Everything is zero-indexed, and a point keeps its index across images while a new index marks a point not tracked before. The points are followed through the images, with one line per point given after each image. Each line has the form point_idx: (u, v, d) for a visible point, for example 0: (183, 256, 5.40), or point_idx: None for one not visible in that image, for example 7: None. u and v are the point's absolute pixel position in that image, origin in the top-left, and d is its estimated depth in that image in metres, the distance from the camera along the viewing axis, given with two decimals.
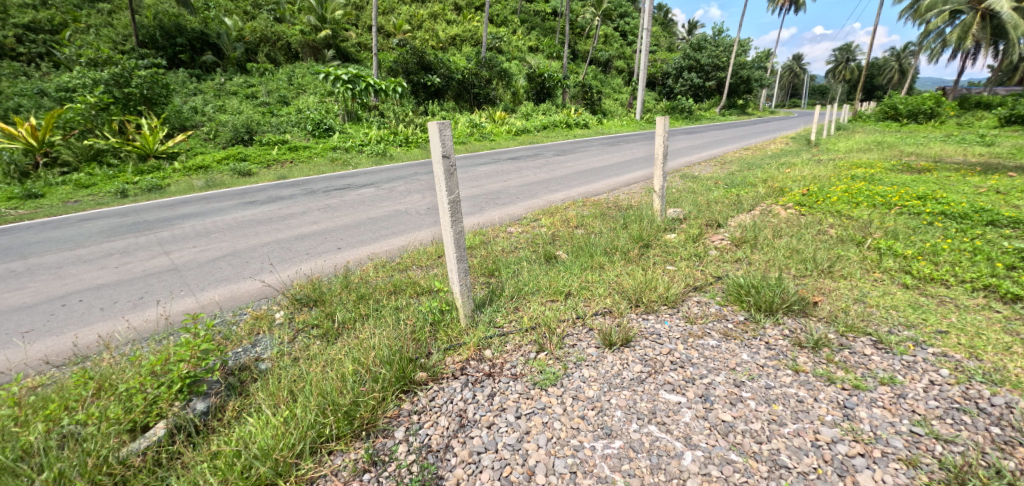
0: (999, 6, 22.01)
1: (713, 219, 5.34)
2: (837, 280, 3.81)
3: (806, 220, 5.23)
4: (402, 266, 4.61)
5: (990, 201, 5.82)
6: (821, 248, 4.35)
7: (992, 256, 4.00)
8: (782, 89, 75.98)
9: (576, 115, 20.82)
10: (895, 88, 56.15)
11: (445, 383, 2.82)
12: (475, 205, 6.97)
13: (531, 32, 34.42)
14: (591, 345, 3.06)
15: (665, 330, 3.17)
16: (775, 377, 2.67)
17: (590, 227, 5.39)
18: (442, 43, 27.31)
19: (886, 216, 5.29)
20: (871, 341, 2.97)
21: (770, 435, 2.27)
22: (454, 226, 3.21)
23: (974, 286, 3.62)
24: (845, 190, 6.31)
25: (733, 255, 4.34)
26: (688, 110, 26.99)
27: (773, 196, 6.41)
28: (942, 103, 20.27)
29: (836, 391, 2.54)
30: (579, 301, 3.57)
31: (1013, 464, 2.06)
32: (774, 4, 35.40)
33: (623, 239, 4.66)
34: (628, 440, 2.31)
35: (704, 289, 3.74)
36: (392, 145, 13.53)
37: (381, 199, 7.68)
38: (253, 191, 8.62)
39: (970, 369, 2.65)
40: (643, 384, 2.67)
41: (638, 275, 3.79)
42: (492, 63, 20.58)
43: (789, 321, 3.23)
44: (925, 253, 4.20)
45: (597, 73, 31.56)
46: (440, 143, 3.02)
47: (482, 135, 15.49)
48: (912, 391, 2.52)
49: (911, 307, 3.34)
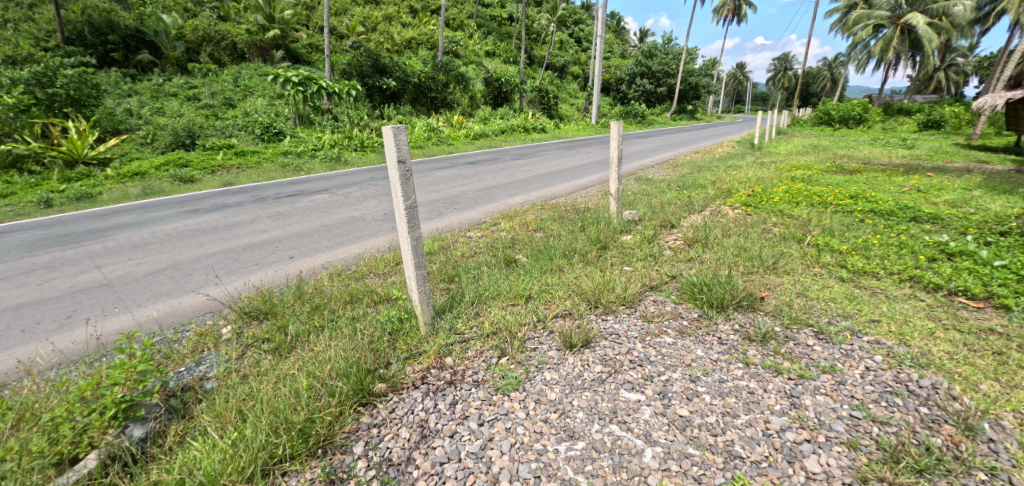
0: (916, 22, 23.90)
1: (667, 220, 5.51)
2: (781, 276, 4.02)
3: (752, 220, 5.48)
4: (359, 274, 4.48)
5: (912, 199, 6.35)
6: (766, 245, 4.57)
7: (916, 249, 4.38)
8: (727, 95, 80.00)
9: (534, 119, 21.03)
10: (828, 95, 60.27)
11: (405, 393, 2.76)
12: (433, 210, 6.88)
13: (488, 36, 34.53)
14: (553, 347, 3.08)
15: (624, 329, 3.24)
16: (728, 371, 2.78)
17: (549, 230, 5.44)
18: (397, 46, 26.89)
19: (823, 214, 5.65)
20: (813, 332, 3.15)
21: (725, 427, 2.36)
22: (411, 232, 3.17)
23: (901, 276, 3.94)
24: (786, 191, 6.69)
25: (686, 254, 4.50)
26: (640, 115, 27.85)
27: (721, 197, 6.69)
28: (868, 109, 21.94)
29: (783, 381, 2.67)
30: (539, 304, 3.58)
31: (939, 441, 2.25)
32: (718, 15, 37.25)
33: (581, 241, 4.74)
34: (591, 440, 2.33)
35: (660, 288, 3.84)
36: (347, 149, 13.18)
37: (336, 206, 7.46)
38: (196, 199, 8.17)
39: (900, 354, 2.87)
40: (604, 383, 2.71)
41: (596, 276, 3.85)
42: (448, 67, 20.43)
43: (738, 316, 3.36)
44: (858, 248, 4.51)
45: (554, 79, 32.04)
46: (395, 147, 2.97)
47: (440, 139, 15.38)
48: (850, 377, 2.69)
49: (847, 299, 3.58)
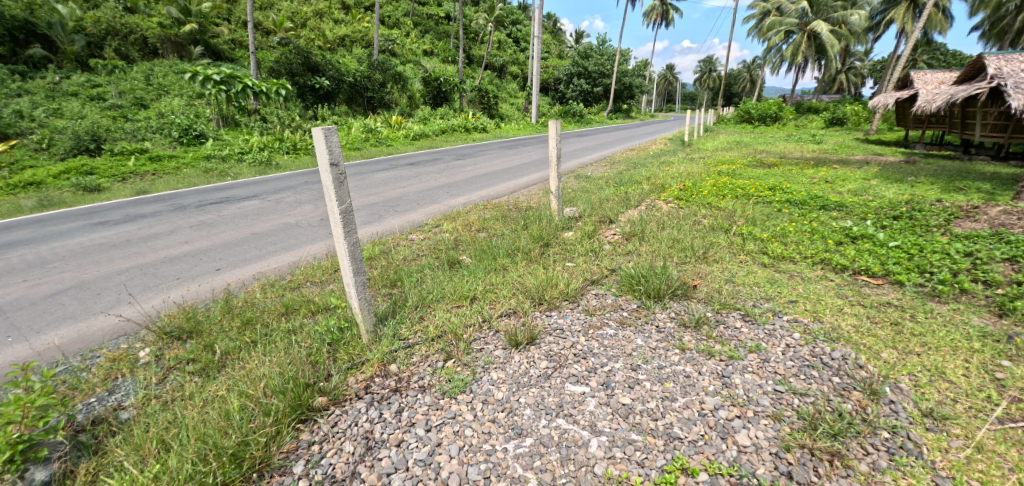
0: (821, 29, 26.09)
1: (606, 216, 5.70)
2: (711, 264, 4.28)
3: (684, 213, 5.78)
4: (294, 284, 4.26)
5: (822, 189, 6.98)
6: (697, 236, 4.84)
7: (825, 234, 4.83)
8: (659, 95, 83.92)
9: (474, 119, 20.95)
10: (748, 95, 64.86)
11: (348, 405, 2.65)
12: (372, 213, 6.67)
13: (425, 34, 33.98)
14: (498, 347, 3.09)
15: (568, 324, 3.31)
16: (666, 357, 2.91)
17: (492, 230, 5.45)
18: (329, 44, 25.77)
19: (746, 205, 6.08)
20: (740, 314, 3.38)
21: (664, 411, 2.47)
22: (348, 237, 3.05)
23: (814, 259, 4.32)
24: (713, 184, 7.13)
25: (624, 248, 4.67)
26: (578, 114, 28.54)
27: (655, 192, 7.00)
28: (782, 108, 23.87)
29: (715, 363, 2.84)
30: (484, 304, 3.58)
31: (849, 406, 2.49)
32: (648, 19, 38.94)
33: (524, 239, 4.79)
34: (538, 436, 2.36)
35: (601, 281, 3.97)
36: (278, 152, 12.47)
37: (267, 212, 7.04)
38: (104, 210, 7.39)
39: (815, 330, 3.15)
40: (550, 379, 2.75)
41: (539, 274, 3.91)
42: (385, 66, 19.88)
43: (674, 304, 3.54)
44: (777, 236, 4.90)
45: (493, 78, 32.10)
46: (327, 150, 2.85)
47: (378, 141, 14.95)
48: (774, 354, 2.91)
49: (768, 282, 3.87)
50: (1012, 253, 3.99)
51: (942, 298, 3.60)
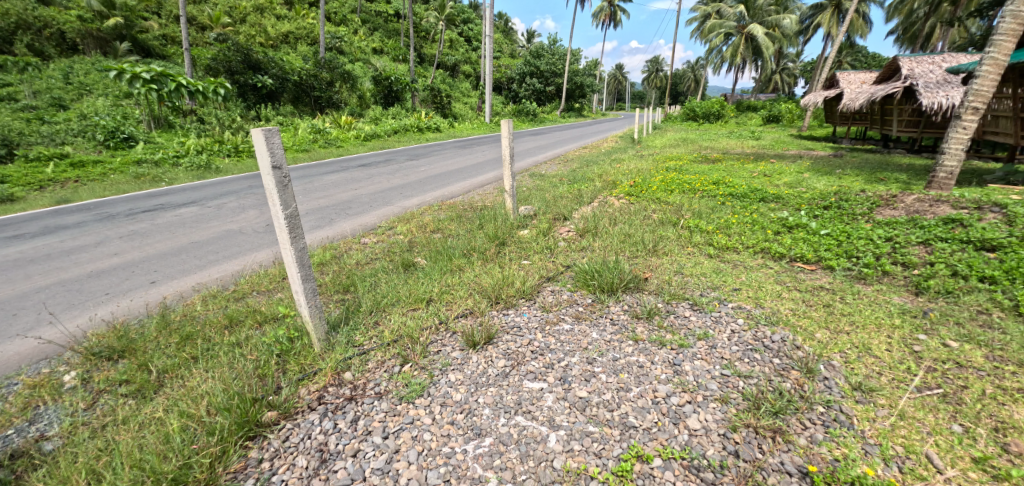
0: (757, 32, 27.50)
1: (560, 213, 5.78)
2: (661, 257, 4.44)
3: (635, 208, 5.96)
4: (239, 294, 4.04)
5: (761, 182, 7.39)
6: (648, 231, 5.00)
7: (764, 225, 5.12)
8: (609, 94, 86.01)
9: (428, 118, 20.66)
10: (692, 94, 67.68)
11: (300, 417, 2.55)
12: (322, 217, 6.43)
13: (373, 32, 33.15)
14: (456, 348, 3.06)
15: (525, 321, 3.34)
16: (620, 349, 3.00)
17: (447, 231, 5.41)
18: (272, 40, 24.62)
19: (692, 199, 6.34)
20: (689, 304, 3.52)
21: (620, 401, 2.54)
22: (294, 243, 2.93)
23: (755, 249, 4.57)
24: (662, 180, 7.39)
25: (578, 244, 4.76)
26: (531, 113, 28.75)
27: (607, 189, 7.17)
28: (724, 106, 25.07)
29: (666, 352, 2.95)
30: (441, 306, 3.55)
31: (788, 385, 2.65)
32: (596, 19, 39.78)
33: (479, 239, 4.78)
34: (498, 434, 2.36)
35: (556, 278, 4.02)
36: (218, 155, 11.78)
37: (207, 219, 6.64)
38: (18, 221, 6.73)
39: (757, 315, 3.34)
40: (508, 377, 2.76)
41: (496, 273, 3.91)
42: (332, 64, 19.23)
43: (627, 297, 3.64)
44: (721, 227, 5.15)
45: (446, 78, 31.76)
46: (268, 152, 2.72)
47: (327, 142, 14.44)
48: (720, 340, 3.06)
49: (714, 272, 4.06)
50: (924, 236, 4.40)
51: (867, 281, 3.92)
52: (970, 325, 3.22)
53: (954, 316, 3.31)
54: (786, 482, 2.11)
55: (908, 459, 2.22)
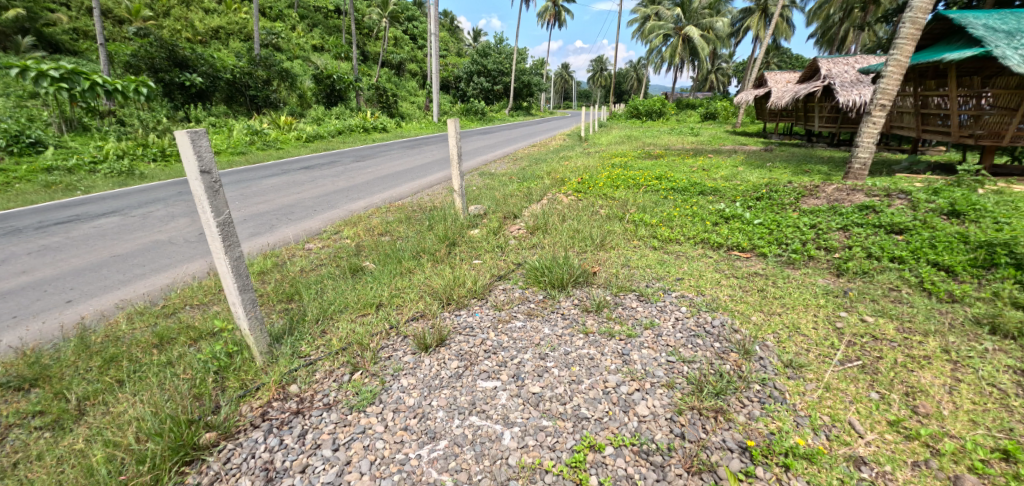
0: (693, 33, 28.84)
1: (510, 212, 5.81)
2: (608, 251, 4.57)
3: (583, 204, 6.10)
4: (170, 309, 3.76)
5: (700, 176, 7.78)
6: (595, 226, 5.13)
7: (704, 217, 5.39)
8: (556, 93, 87.31)
9: (373, 118, 20.10)
10: (635, 93, 70.03)
11: (243, 436, 2.42)
12: (262, 224, 6.11)
13: (313, 28, 31.81)
14: (408, 352, 3.01)
15: (477, 321, 3.33)
16: (572, 342, 3.06)
17: (396, 233, 5.30)
18: (200, 36, 23.04)
19: (637, 194, 6.57)
20: (636, 295, 3.65)
21: (572, 394, 2.59)
22: (230, 252, 2.76)
23: (695, 240, 4.80)
24: (608, 177, 7.60)
25: (529, 242, 4.81)
26: (480, 112, 28.67)
27: (556, 186, 7.29)
28: (664, 104, 26.13)
29: (615, 343, 3.04)
30: (391, 310, 3.47)
31: (728, 367, 2.81)
32: (541, 19, 40.24)
33: (429, 240, 4.72)
34: (452, 436, 2.35)
35: (508, 276, 4.04)
36: (142, 160, 10.89)
37: (131, 230, 6.14)
38: None
39: (698, 302, 3.52)
40: (461, 378, 2.75)
41: (446, 274, 3.88)
42: (269, 62, 18.27)
43: (577, 292, 3.72)
44: (664, 220, 5.37)
45: (391, 76, 31.02)
46: (195, 156, 2.55)
47: (266, 144, 13.72)
48: (665, 329, 3.19)
49: (658, 264, 4.23)
50: (843, 223, 4.80)
51: (795, 265, 4.23)
52: (883, 301, 3.55)
53: (870, 294, 3.64)
54: (728, 458, 2.24)
55: (834, 427, 2.42)
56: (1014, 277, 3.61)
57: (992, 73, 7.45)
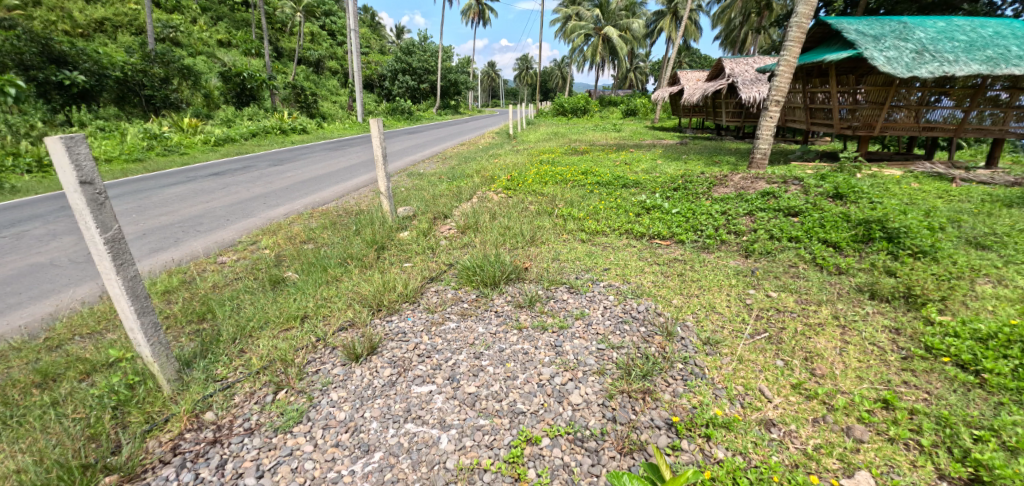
0: (611, 34, 30.03)
1: (440, 212, 5.74)
2: (539, 246, 4.66)
3: (513, 201, 6.16)
4: (56, 342, 3.31)
5: (622, 170, 8.16)
6: (526, 222, 5.20)
7: (627, 208, 5.67)
8: (484, 91, 87.41)
9: (291, 119, 18.93)
10: (561, 91, 71.87)
11: (151, 476, 2.20)
12: (165, 238, 5.54)
13: (217, 22, 29.30)
14: (337, 365, 2.88)
15: (410, 326, 3.26)
16: (506, 339, 3.09)
17: (321, 240, 5.05)
18: (80, 28, 20.39)
19: (565, 189, 6.76)
20: (567, 288, 3.76)
21: (507, 390, 2.62)
22: (123, 271, 2.48)
23: (620, 231, 5.03)
24: (536, 173, 7.75)
25: (460, 241, 4.79)
26: (407, 111, 27.99)
27: (486, 184, 7.30)
28: (588, 102, 27.06)
29: (548, 336, 3.11)
30: (317, 322, 3.29)
31: (653, 349, 2.98)
32: (465, 17, 40.00)
33: (356, 245, 4.53)
34: (387, 447, 2.29)
35: (440, 278, 3.99)
36: (13, 171, 9.45)
37: (2, 253, 5.31)
38: None
39: (624, 290, 3.70)
40: (395, 385, 2.68)
41: (375, 279, 3.76)
42: (166, 58, 16.58)
43: (509, 288, 3.76)
44: (590, 214, 5.57)
45: (309, 74, 29.37)
46: (72, 165, 2.25)
47: (168, 149, 12.46)
48: (595, 318, 3.32)
49: (587, 256, 4.38)
50: (749, 208, 5.25)
51: (709, 249, 4.57)
52: (783, 277, 3.94)
53: (773, 271, 4.02)
54: (656, 436, 2.37)
55: (747, 395, 2.65)
56: (886, 249, 4.15)
57: (863, 72, 8.51)
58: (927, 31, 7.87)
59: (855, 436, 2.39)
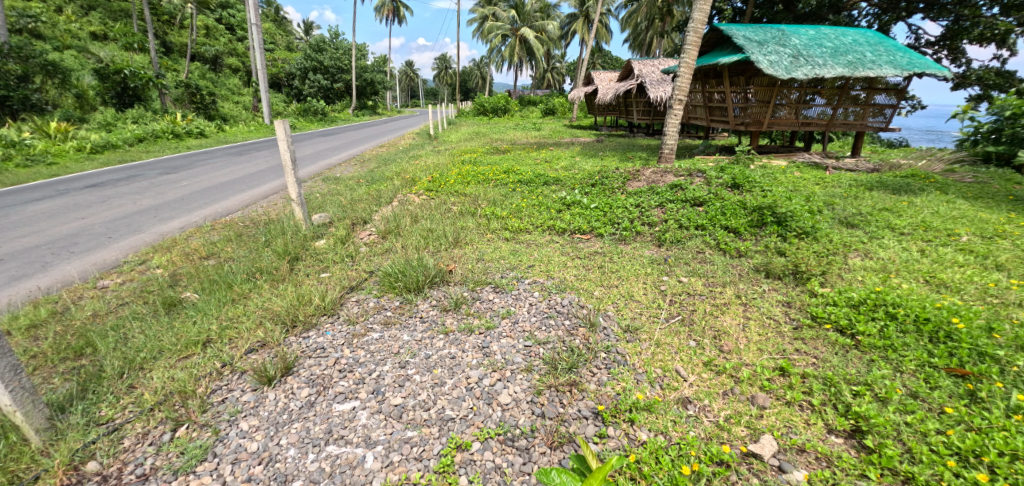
0: (528, 35, 30.61)
1: (358, 217, 5.48)
2: (463, 247, 4.62)
3: (435, 203, 6.05)
4: None
5: (543, 168, 8.33)
6: (449, 224, 5.13)
7: (549, 205, 5.79)
8: (403, 91, 85.26)
9: (186, 121, 17.13)
10: (482, 91, 71.98)
11: None
12: (28, 262, 4.75)
13: (88, 12, 25.74)
14: (246, 391, 2.64)
15: (329, 340, 3.07)
16: (433, 345, 3.01)
17: (225, 254, 4.62)
18: None
19: (487, 189, 6.77)
20: (492, 287, 3.75)
21: (435, 398, 2.55)
22: None
23: (542, 228, 5.13)
24: (458, 174, 7.68)
25: (381, 247, 4.61)
26: (321, 112, 26.37)
27: (407, 186, 7.11)
28: (508, 101, 27.38)
29: (475, 338, 3.08)
30: (222, 346, 2.99)
31: (577, 341, 3.06)
32: (379, 14, 38.66)
33: (265, 258, 4.19)
34: (308, 473, 2.14)
35: (361, 286, 3.81)
36: None
37: None
38: None
39: (548, 286, 3.76)
40: (314, 406, 2.51)
41: (288, 293, 3.49)
42: (22, 52, 14.26)
43: (434, 292, 3.67)
44: (513, 212, 5.62)
45: (205, 72, 26.77)
46: None
47: (29, 158, 10.71)
48: (521, 315, 3.34)
49: (511, 254, 4.41)
50: (660, 200, 5.59)
51: (626, 241, 4.80)
52: (693, 263, 4.24)
53: (684, 258, 4.31)
54: (583, 426, 2.43)
55: (665, 377, 2.81)
56: (777, 232, 4.62)
57: (752, 74, 9.41)
58: (800, 37, 8.88)
59: (759, 404, 2.62)
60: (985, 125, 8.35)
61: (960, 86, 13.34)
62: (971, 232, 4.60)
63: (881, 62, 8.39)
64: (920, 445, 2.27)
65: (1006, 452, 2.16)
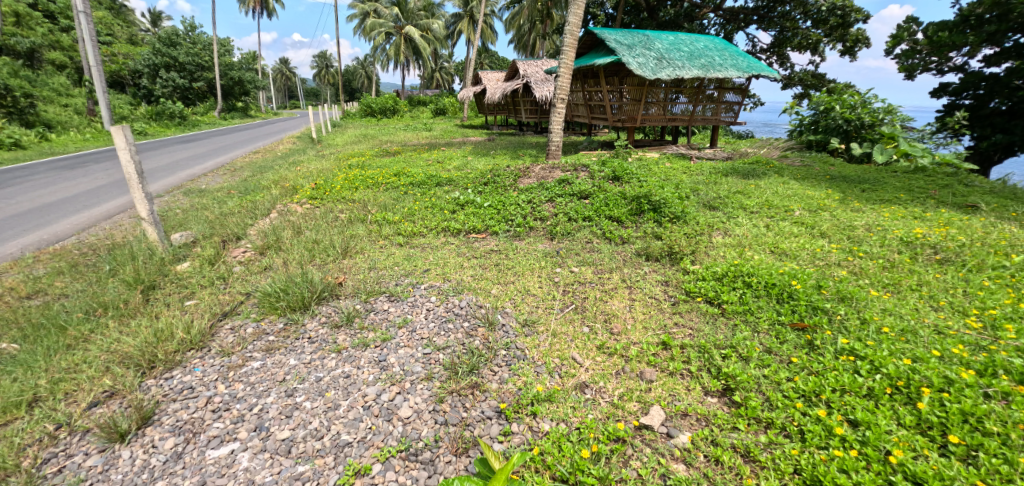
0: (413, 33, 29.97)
1: (230, 233, 4.91)
2: (353, 257, 4.36)
3: (320, 212, 5.64)
4: None
5: (436, 168, 8.20)
6: (336, 233, 4.82)
7: (443, 207, 5.72)
8: (279, 91, 78.46)
9: None
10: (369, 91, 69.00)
11: None
12: None
13: None
14: (91, 453, 2.22)
15: (198, 378, 2.70)
16: (324, 366, 2.80)
17: (54, 290, 3.84)
18: None
19: (378, 193, 6.49)
20: (386, 297, 3.59)
21: (329, 424, 2.37)
22: None
23: (437, 230, 5.04)
24: (345, 179, 7.25)
25: (259, 264, 4.18)
26: (179, 115, 23.24)
27: (287, 195, 6.54)
28: (397, 101, 26.58)
29: (371, 352, 2.92)
30: (54, 404, 2.48)
31: (477, 342, 3.06)
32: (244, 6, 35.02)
33: (111, 290, 3.56)
34: None
35: (235, 311, 3.41)
36: None
37: None
38: None
39: (446, 289, 3.71)
40: (183, 457, 2.19)
41: (142, 329, 3.00)
42: None
43: (322, 309, 3.41)
44: (406, 216, 5.44)
45: (17, 69, 22.03)
46: None
47: None
48: (419, 322, 3.25)
49: (406, 260, 4.27)
50: (550, 195, 5.81)
51: (520, 237, 4.92)
52: (583, 253, 4.48)
53: (574, 249, 4.54)
54: (487, 427, 2.44)
55: (563, 365, 2.92)
56: (653, 218, 5.07)
57: (624, 74, 10.20)
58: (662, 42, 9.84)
59: (647, 378, 2.84)
60: (806, 118, 10.02)
61: (787, 86, 15.81)
62: (801, 207, 5.48)
63: (727, 65, 9.63)
64: (775, 393, 2.64)
65: (837, 388, 2.60)
